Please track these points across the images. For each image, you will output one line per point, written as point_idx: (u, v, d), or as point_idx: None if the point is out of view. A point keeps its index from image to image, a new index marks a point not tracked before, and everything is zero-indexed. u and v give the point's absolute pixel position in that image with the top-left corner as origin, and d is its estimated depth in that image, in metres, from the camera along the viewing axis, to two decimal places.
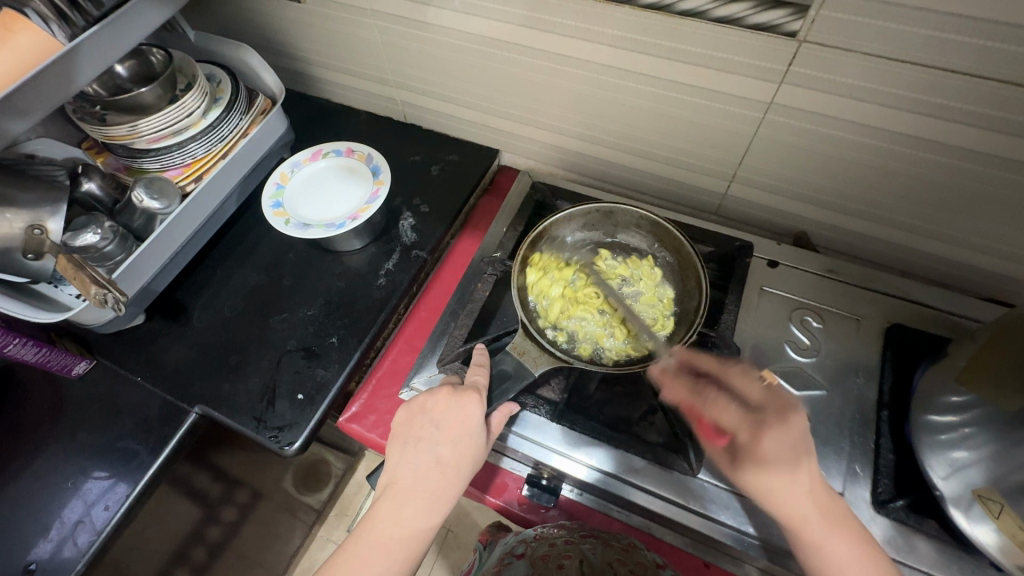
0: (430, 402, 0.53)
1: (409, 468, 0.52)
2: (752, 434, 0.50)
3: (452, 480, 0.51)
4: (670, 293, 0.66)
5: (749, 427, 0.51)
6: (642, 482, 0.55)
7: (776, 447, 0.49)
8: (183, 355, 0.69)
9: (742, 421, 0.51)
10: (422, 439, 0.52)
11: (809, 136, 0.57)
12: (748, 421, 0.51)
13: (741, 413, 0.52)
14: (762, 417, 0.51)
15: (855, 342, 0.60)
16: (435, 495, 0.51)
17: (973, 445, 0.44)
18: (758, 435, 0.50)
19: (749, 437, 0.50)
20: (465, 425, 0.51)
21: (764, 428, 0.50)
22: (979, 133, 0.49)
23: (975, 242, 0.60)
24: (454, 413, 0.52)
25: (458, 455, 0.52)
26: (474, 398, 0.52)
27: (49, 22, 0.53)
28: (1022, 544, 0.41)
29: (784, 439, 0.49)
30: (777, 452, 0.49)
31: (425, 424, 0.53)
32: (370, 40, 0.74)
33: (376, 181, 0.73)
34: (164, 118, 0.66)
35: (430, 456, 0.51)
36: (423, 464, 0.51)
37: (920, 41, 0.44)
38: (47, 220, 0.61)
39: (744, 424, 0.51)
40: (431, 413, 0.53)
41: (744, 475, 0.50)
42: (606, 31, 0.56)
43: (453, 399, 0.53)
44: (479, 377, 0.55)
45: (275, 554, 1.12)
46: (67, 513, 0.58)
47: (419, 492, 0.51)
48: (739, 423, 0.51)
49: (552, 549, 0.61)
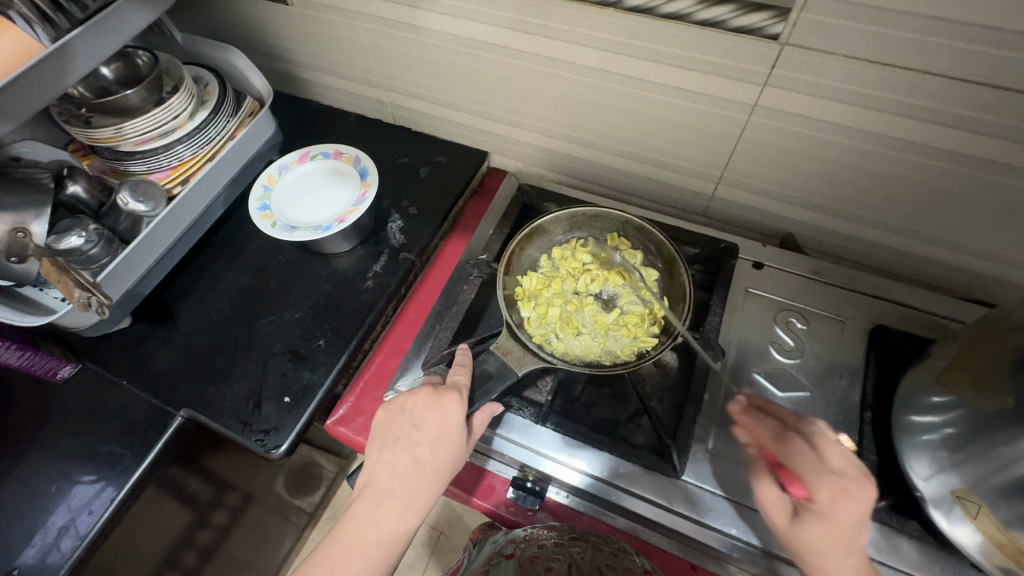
0: (410, 401, 0.53)
1: (387, 469, 0.51)
2: (830, 501, 0.43)
3: (430, 481, 0.51)
4: (653, 272, 0.66)
5: (829, 494, 0.44)
6: (628, 485, 0.55)
7: (849, 520, 0.43)
8: (170, 358, 0.69)
9: (827, 485, 0.44)
10: (401, 439, 0.52)
11: (793, 139, 0.57)
12: (833, 485, 0.44)
13: (829, 474, 0.44)
14: (852, 485, 0.44)
15: (839, 343, 0.61)
16: (413, 495, 0.51)
17: (952, 445, 0.44)
18: (836, 503, 0.43)
19: (829, 500, 0.44)
20: (444, 425, 0.51)
21: (848, 497, 0.43)
22: (963, 135, 0.49)
23: (959, 243, 0.60)
24: (434, 412, 0.52)
25: (433, 456, 0.51)
26: (454, 398, 0.52)
27: (34, 25, 0.53)
28: (999, 544, 0.42)
29: (863, 508, 0.43)
30: (850, 526, 0.43)
31: (404, 424, 0.52)
32: (358, 42, 0.74)
33: (363, 184, 0.72)
34: (151, 120, 0.66)
35: (409, 456, 0.51)
36: (401, 465, 0.51)
37: (901, 43, 0.45)
38: (31, 224, 0.60)
39: (827, 488, 0.44)
40: (411, 413, 0.53)
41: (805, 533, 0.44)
42: (592, 33, 0.57)
43: (433, 398, 0.53)
44: (461, 376, 0.55)
45: (266, 558, 1.11)
46: (51, 520, 0.57)
47: (397, 491, 0.51)
48: (823, 483, 0.44)
49: (541, 551, 0.64)
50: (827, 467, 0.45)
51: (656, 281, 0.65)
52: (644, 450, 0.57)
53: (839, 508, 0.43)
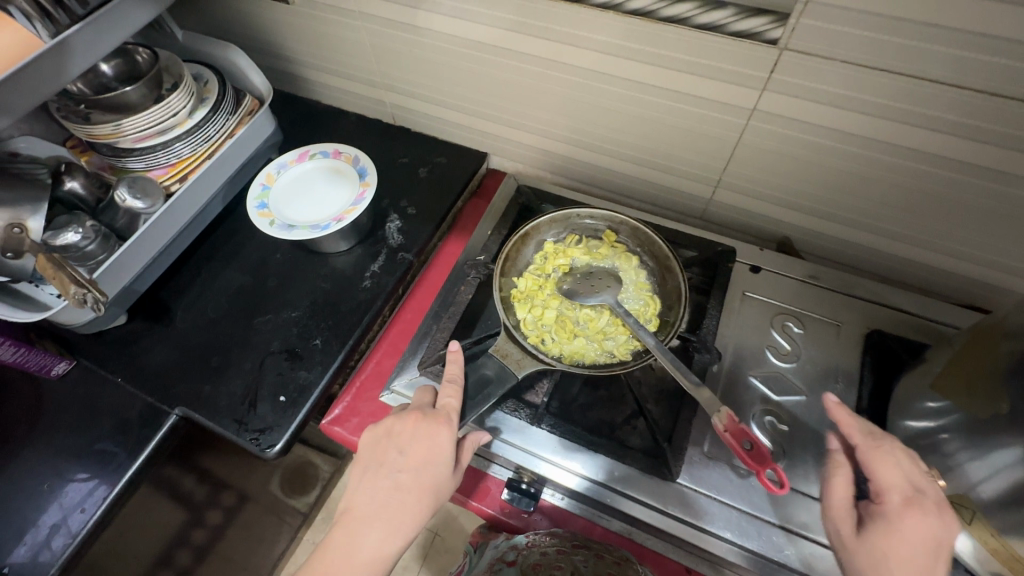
0: (398, 425, 0.53)
1: (368, 495, 0.51)
2: (905, 505, 0.42)
3: (415, 506, 0.51)
4: (643, 275, 0.66)
5: (903, 499, 0.42)
6: (630, 490, 0.55)
7: (920, 533, 0.40)
8: (166, 356, 0.69)
9: (904, 489, 0.42)
10: (384, 464, 0.51)
11: (792, 143, 0.57)
12: (907, 492, 0.42)
13: (907, 482, 0.43)
14: (932, 501, 0.42)
15: (834, 348, 0.61)
16: (392, 524, 0.50)
17: (946, 451, 0.44)
18: (910, 508, 0.41)
19: (900, 508, 0.42)
20: (429, 454, 0.51)
21: (922, 510, 0.41)
22: (955, 142, 0.49)
23: (953, 249, 0.61)
24: (421, 438, 0.52)
25: (418, 484, 0.51)
26: (443, 425, 0.52)
27: (34, 20, 0.52)
28: (994, 551, 0.42)
29: (939, 532, 0.41)
30: (920, 543, 0.40)
31: (390, 449, 0.52)
32: (358, 42, 0.74)
33: (361, 184, 0.72)
34: (149, 118, 0.66)
35: (390, 482, 0.51)
36: (381, 492, 0.51)
37: (896, 49, 0.45)
38: (27, 219, 0.60)
39: (901, 491, 0.42)
40: (398, 438, 0.52)
41: (874, 541, 0.41)
42: (593, 36, 0.57)
43: (422, 423, 0.52)
44: (451, 400, 0.54)
45: (260, 558, 1.11)
46: (43, 518, 0.57)
47: (376, 519, 0.50)
48: (899, 486, 0.43)
49: (544, 557, 0.62)
50: (910, 477, 0.43)
51: (646, 280, 0.66)
52: (640, 453, 0.56)
53: (909, 519, 0.41)
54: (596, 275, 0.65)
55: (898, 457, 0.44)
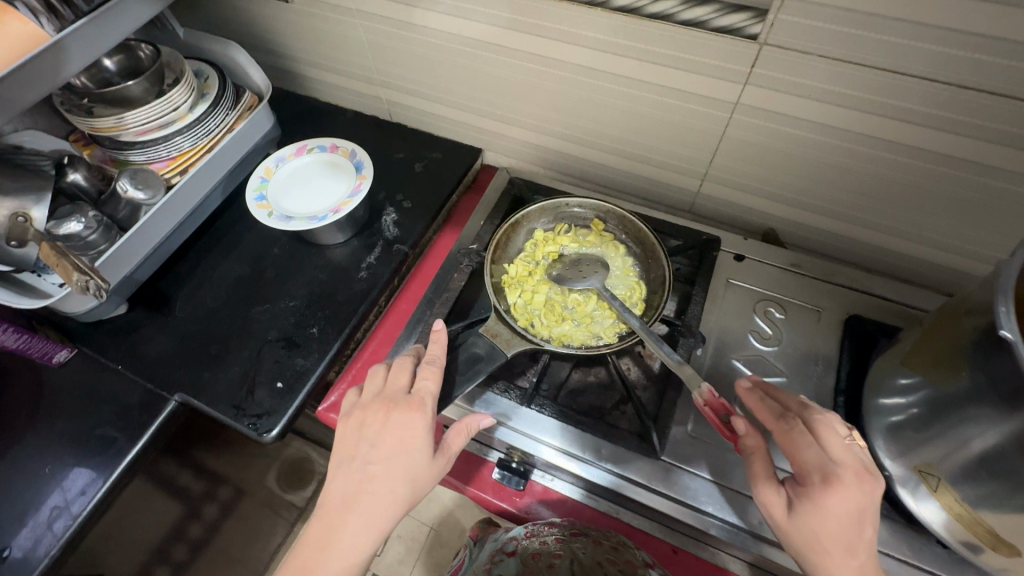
0: (369, 416, 0.54)
1: (342, 486, 0.51)
2: (822, 483, 0.43)
3: (395, 496, 0.50)
4: (630, 262, 0.68)
5: (822, 478, 0.43)
6: (630, 472, 0.56)
7: (842, 508, 0.42)
8: (165, 344, 0.70)
9: (821, 466, 0.43)
10: (357, 456, 0.52)
11: (774, 136, 0.60)
12: (823, 469, 0.43)
13: (824, 458, 0.44)
14: (845, 474, 0.43)
15: (815, 333, 0.63)
16: (375, 517, 0.50)
17: (917, 426, 0.45)
18: (829, 487, 0.42)
19: (822, 488, 0.43)
20: (404, 442, 0.52)
21: (840, 488, 0.42)
22: (929, 133, 0.51)
23: (931, 238, 0.63)
24: (395, 426, 0.52)
25: (392, 472, 0.51)
26: (417, 410, 0.52)
27: (38, 15, 0.54)
28: (961, 518, 0.45)
29: (860, 503, 0.42)
30: (844, 516, 0.42)
31: (362, 441, 0.52)
32: (355, 39, 0.76)
33: (358, 177, 0.74)
34: (152, 110, 0.68)
35: (366, 473, 0.51)
36: (355, 483, 0.51)
37: (871, 44, 0.47)
38: (31, 208, 0.61)
39: (819, 469, 0.43)
40: (370, 428, 0.53)
41: (803, 521, 0.43)
42: (581, 32, 0.59)
43: (394, 412, 0.53)
44: (427, 383, 0.54)
45: (256, 552, 1.12)
46: (45, 501, 0.58)
47: (355, 511, 0.50)
48: (817, 465, 0.44)
49: (543, 548, 0.64)
50: (827, 453, 0.44)
51: (632, 267, 0.68)
52: (627, 433, 0.58)
53: (830, 498, 0.42)
54: (584, 262, 0.67)
55: (812, 434, 0.45)
